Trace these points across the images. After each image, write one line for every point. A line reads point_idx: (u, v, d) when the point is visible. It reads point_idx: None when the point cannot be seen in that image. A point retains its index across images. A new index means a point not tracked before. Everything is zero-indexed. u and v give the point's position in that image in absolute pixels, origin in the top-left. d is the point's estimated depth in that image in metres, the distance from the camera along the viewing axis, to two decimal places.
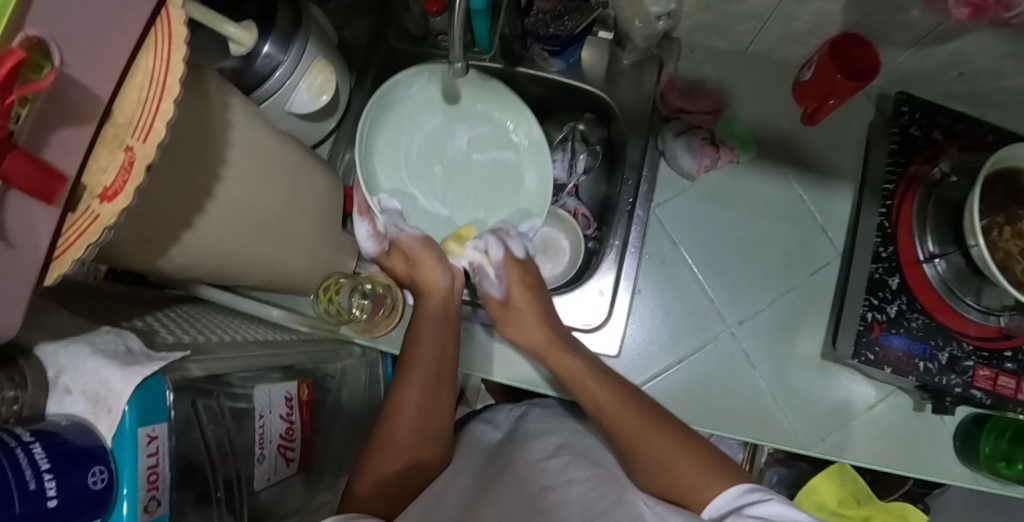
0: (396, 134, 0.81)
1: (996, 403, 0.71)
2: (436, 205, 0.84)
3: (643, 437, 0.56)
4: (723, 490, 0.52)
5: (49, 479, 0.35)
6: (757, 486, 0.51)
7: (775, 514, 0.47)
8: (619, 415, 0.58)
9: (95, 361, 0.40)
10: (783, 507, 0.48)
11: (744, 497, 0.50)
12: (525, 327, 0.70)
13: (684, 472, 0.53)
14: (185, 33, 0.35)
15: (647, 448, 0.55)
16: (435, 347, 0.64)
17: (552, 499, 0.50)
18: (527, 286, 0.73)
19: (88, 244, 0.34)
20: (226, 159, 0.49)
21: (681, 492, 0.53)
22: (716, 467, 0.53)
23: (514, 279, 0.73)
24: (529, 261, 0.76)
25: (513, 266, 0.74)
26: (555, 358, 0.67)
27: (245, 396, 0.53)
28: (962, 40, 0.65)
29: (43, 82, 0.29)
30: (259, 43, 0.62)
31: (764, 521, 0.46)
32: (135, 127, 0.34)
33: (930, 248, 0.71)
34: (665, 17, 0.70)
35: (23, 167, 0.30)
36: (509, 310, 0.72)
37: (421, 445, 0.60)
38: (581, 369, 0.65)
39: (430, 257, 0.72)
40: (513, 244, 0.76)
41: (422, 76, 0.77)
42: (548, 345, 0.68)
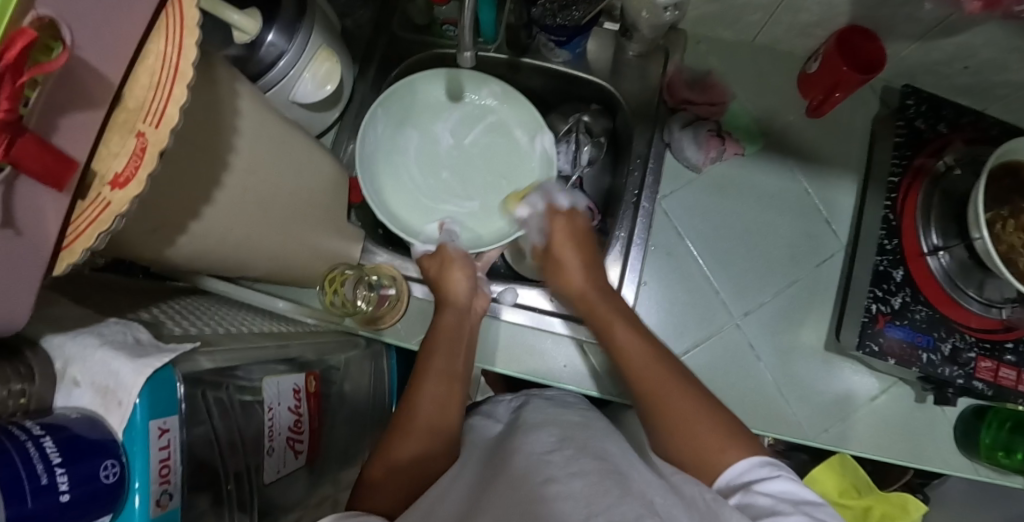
0: (395, 170, 0.85)
1: (997, 394, 0.71)
2: (463, 203, 0.86)
3: (669, 398, 0.58)
4: (742, 456, 0.54)
5: (60, 472, 0.34)
6: (769, 459, 0.53)
7: (783, 492, 0.49)
8: (655, 377, 0.60)
9: (104, 353, 0.39)
10: (791, 483, 0.50)
11: (753, 471, 0.52)
12: (570, 273, 0.73)
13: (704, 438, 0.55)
14: (197, 16, 0.34)
15: (670, 407, 0.58)
16: (447, 360, 0.67)
17: (557, 483, 0.49)
18: (572, 235, 0.75)
19: (98, 233, 0.33)
20: (234, 147, 0.48)
21: (697, 450, 0.55)
22: (735, 434, 0.55)
23: (559, 230, 0.76)
24: (574, 211, 0.78)
25: (556, 215, 0.76)
26: (596, 305, 0.70)
27: (253, 387, 0.52)
28: (967, 33, 0.66)
29: (54, 63, 0.28)
30: (263, 31, 0.61)
31: (773, 497, 0.48)
32: (147, 112, 0.34)
33: (933, 240, 0.72)
34: (671, 8, 0.69)
35: (33, 152, 0.29)
36: (549, 257, 0.76)
37: (436, 438, 0.60)
38: (609, 311, 0.68)
39: (464, 267, 0.76)
40: (560, 196, 0.79)
41: (377, 114, 0.80)
42: (591, 293, 0.71)
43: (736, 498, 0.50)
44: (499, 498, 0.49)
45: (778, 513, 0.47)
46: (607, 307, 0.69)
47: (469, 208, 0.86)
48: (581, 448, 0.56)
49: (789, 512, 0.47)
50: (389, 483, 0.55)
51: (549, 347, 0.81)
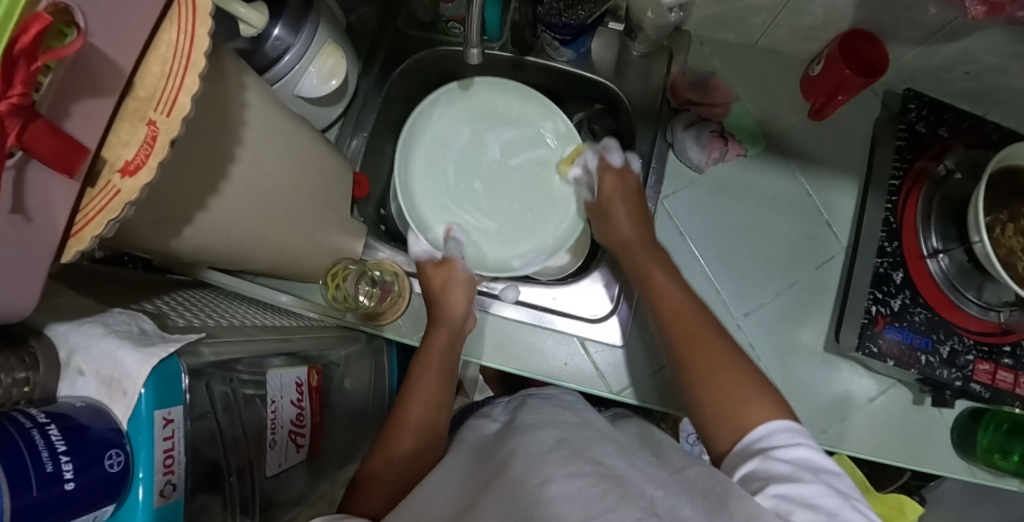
0: (428, 163, 0.87)
1: (994, 397, 0.72)
2: (481, 220, 0.86)
3: (707, 345, 0.59)
4: (766, 419, 0.52)
5: (66, 461, 0.34)
6: (787, 425, 0.51)
7: (801, 459, 0.48)
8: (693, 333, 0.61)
9: (109, 342, 0.39)
10: (809, 451, 0.48)
11: (769, 437, 0.50)
12: (619, 223, 0.76)
13: (730, 388, 0.55)
14: (210, 6, 0.35)
15: (705, 357, 0.58)
16: (435, 383, 0.69)
17: (555, 483, 0.49)
18: (621, 189, 0.78)
19: (107, 221, 0.34)
20: (241, 140, 0.48)
21: (722, 408, 0.54)
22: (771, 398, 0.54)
23: (609, 185, 0.78)
24: (628, 170, 0.80)
25: (608, 170, 0.79)
26: (641, 255, 0.73)
27: (255, 381, 0.52)
28: (970, 38, 0.66)
29: (67, 49, 0.28)
30: (269, 25, 0.61)
31: (790, 465, 0.47)
32: (158, 100, 0.34)
33: (933, 244, 0.73)
34: (676, 9, 0.70)
35: (45, 137, 0.30)
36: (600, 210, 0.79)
37: (426, 436, 0.64)
38: (650, 258, 0.72)
39: (462, 293, 0.76)
40: (612, 154, 0.81)
41: (440, 99, 0.85)
42: (636, 243, 0.74)
43: (752, 466, 0.49)
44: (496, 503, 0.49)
45: (796, 481, 0.46)
46: (650, 258, 0.72)
47: (485, 227, 0.86)
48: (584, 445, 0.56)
49: (806, 481, 0.45)
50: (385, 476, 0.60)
51: (550, 345, 0.81)
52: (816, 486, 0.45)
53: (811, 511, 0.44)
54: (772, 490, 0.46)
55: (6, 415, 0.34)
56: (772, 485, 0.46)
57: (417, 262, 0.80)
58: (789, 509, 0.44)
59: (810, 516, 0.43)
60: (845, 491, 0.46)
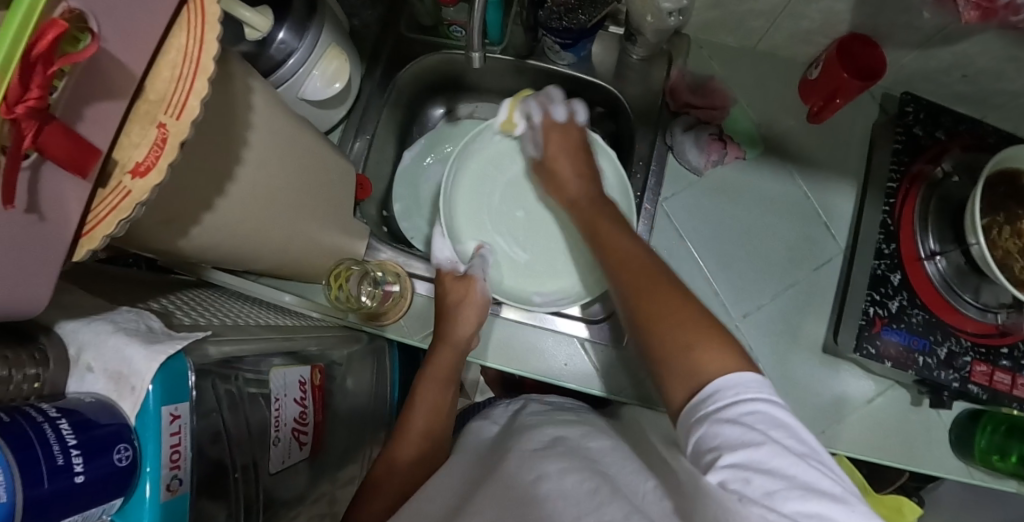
0: (476, 181, 0.88)
1: (992, 398, 0.73)
2: (515, 250, 0.86)
3: (655, 290, 0.57)
4: (725, 370, 0.48)
5: (76, 455, 0.35)
6: (738, 377, 0.47)
7: (754, 417, 0.44)
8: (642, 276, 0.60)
9: (117, 339, 0.40)
10: (763, 407, 0.44)
11: (721, 395, 0.46)
12: (564, 180, 0.77)
13: (682, 330, 0.51)
14: (218, 12, 0.36)
15: (654, 302, 0.55)
16: (438, 393, 0.71)
17: (549, 481, 0.50)
18: (566, 145, 0.79)
19: (118, 221, 0.35)
20: (246, 142, 0.48)
21: (676, 354, 0.51)
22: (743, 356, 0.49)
23: (554, 141, 0.79)
24: (572, 125, 0.80)
25: (552, 129, 0.79)
26: (590, 215, 0.72)
27: (258, 380, 0.53)
28: (966, 42, 0.67)
29: (81, 54, 0.29)
30: (274, 29, 0.62)
31: (743, 426, 0.43)
32: (168, 104, 0.35)
33: (931, 246, 0.73)
34: (676, 13, 0.72)
35: (59, 139, 0.31)
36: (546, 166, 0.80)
37: (431, 440, 0.68)
38: (597, 215, 0.71)
39: (477, 311, 0.75)
40: (556, 107, 0.81)
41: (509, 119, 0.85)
42: (582, 200, 0.74)
43: (702, 431, 0.45)
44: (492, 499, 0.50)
45: (750, 446, 0.42)
46: (601, 215, 0.71)
47: (515, 257, 0.86)
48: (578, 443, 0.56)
49: (761, 443, 0.41)
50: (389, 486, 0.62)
51: (550, 345, 0.81)
52: (771, 449, 0.41)
53: (769, 477, 0.40)
54: (726, 459, 0.41)
55: (17, 409, 0.35)
56: (726, 452, 0.42)
57: (438, 269, 0.82)
58: (745, 478, 0.40)
59: (768, 483, 0.39)
60: (802, 448, 0.42)
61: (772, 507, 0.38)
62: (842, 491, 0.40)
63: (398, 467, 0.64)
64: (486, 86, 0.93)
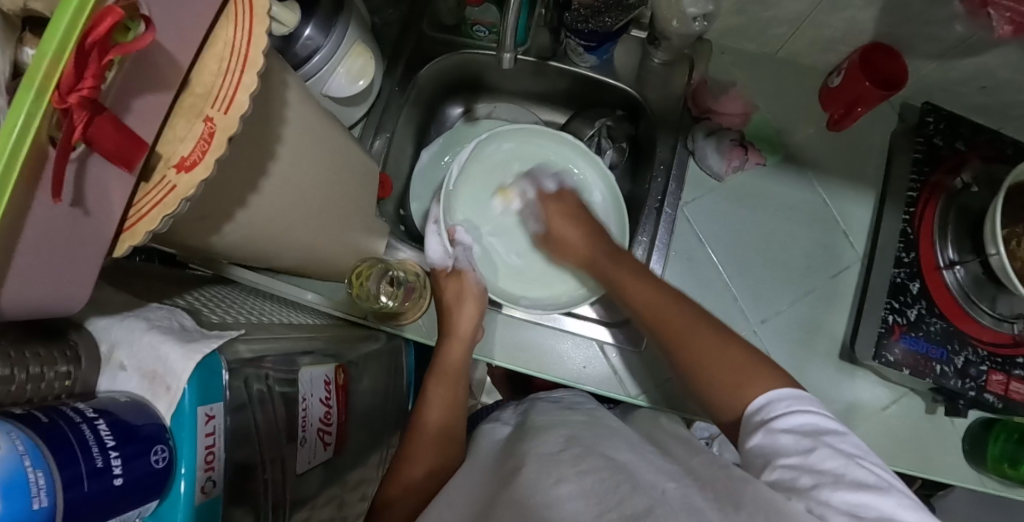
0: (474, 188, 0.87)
1: (1007, 407, 0.73)
2: (509, 255, 0.86)
3: (684, 332, 0.59)
4: (765, 389, 0.51)
5: (115, 455, 0.34)
6: (791, 393, 0.49)
7: (801, 425, 0.46)
8: (675, 320, 0.61)
9: (152, 337, 0.39)
10: (813, 417, 0.47)
11: (771, 406, 0.49)
12: (573, 242, 0.78)
13: (721, 362, 0.55)
14: (267, 5, 0.35)
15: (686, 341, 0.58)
16: (450, 392, 0.71)
17: (567, 482, 0.48)
18: (563, 211, 0.80)
19: (162, 216, 0.34)
20: (281, 138, 0.47)
21: (726, 392, 0.53)
22: (756, 366, 0.53)
23: (553, 212, 0.81)
24: (565, 192, 0.83)
25: (549, 200, 0.82)
26: (607, 265, 0.73)
27: (286, 379, 0.52)
28: (989, 54, 0.68)
29: (137, 43, 0.28)
30: (301, 25, 0.62)
31: (794, 434, 0.46)
32: (215, 98, 0.34)
33: (949, 255, 0.74)
34: (701, 18, 0.72)
35: (109, 131, 0.30)
36: (551, 239, 0.81)
37: (447, 443, 0.66)
38: (615, 268, 0.73)
39: (475, 308, 0.75)
40: (546, 180, 0.84)
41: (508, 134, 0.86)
42: (599, 257, 0.75)
43: (754, 438, 0.48)
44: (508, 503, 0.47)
45: (802, 452, 0.44)
46: (615, 268, 0.73)
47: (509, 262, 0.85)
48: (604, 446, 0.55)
49: (808, 446, 0.44)
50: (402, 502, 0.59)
51: (569, 349, 0.81)
52: (823, 453, 0.43)
53: (816, 475, 0.42)
54: (777, 462, 0.45)
55: (53, 409, 0.34)
56: (777, 456, 0.45)
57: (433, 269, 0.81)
58: (794, 477, 0.43)
59: (814, 480, 0.42)
60: (852, 451, 0.44)
61: (818, 500, 0.41)
62: (887, 484, 0.41)
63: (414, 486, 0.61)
64: (504, 87, 0.94)
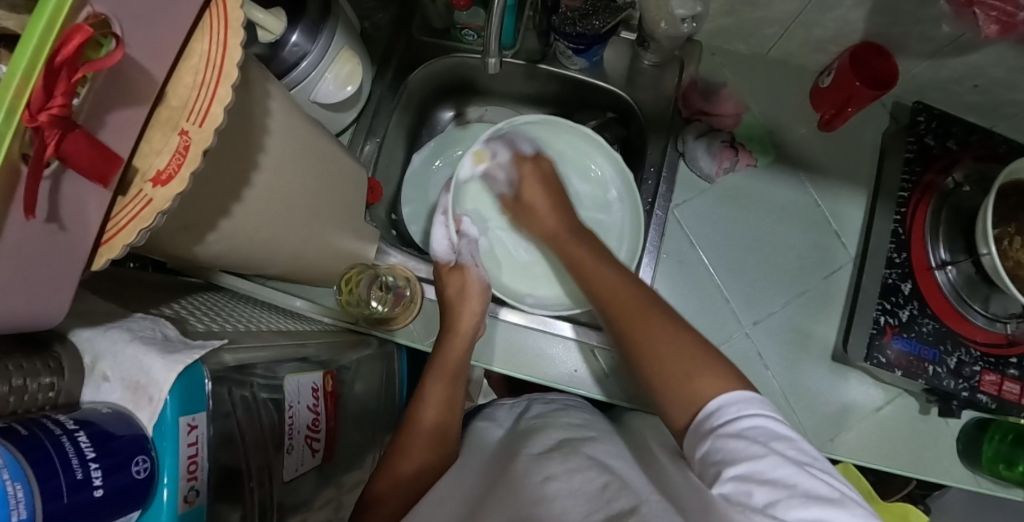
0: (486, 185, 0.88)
1: (1000, 407, 0.73)
2: (517, 249, 0.87)
3: (642, 320, 0.59)
4: (717, 393, 0.50)
5: (94, 468, 0.34)
6: (740, 396, 0.48)
7: (753, 431, 0.45)
8: (630, 310, 0.61)
9: (135, 348, 0.39)
10: (764, 421, 0.45)
11: (721, 412, 0.48)
12: (541, 214, 0.77)
13: (674, 358, 0.53)
14: (241, 17, 0.35)
15: (641, 332, 0.58)
16: (447, 387, 0.70)
17: (558, 481, 0.48)
18: (538, 177, 0.79)
19: (139, 229, 0.34)
20: (264, 147, 0.48)
21: (674, 386, 0.52)
22: (707, 362, 0.52)
23: (527, 175, 0.79)
24: (540, 156, 0.81)
25: (523, 163, 0.80)
26: (567, 243, 0.74)
27: (271, 385, 0.52)
28: (979, 53, 0.67)
29: (107, 60, 0.28)
30: (287, 32, 0.62)
31: (745, 439, 0.44)
32: (190, 110, 0.35)
33: (941, 255, 0.74)
34: (690, 19, 0.72)
35: (84, 147, 0.30)
36: (520, 206, 0.80)
37: (440, 443, 0.65)
38: (583, 251, 0.72)
39: (478, 302, 0.75)
40: (524, 142, 0.82)
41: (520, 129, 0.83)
42: (562, 233, 0.75)
43: (706, 445, 0.46)
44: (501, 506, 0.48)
45: (752, 459, 0.42)
46: (590, 253, 0.71)
47: (517, 258, 0.86)
48: (591, 449, 0.55)
49: (760, 454, 0.42)
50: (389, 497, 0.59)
51: (560, 352, 0.81)
52: (774, 460, 0.42)
53: (769, 488, 0.40)
54: (727, 473, 0.42)
55: (34, 422, 0.34)
56: (727, 466, 0.43)
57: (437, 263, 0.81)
58: (746, 491, 0.40)
59: (768, 494, 0.40)
60: (803, 458, 0.43)
61: (773, 515, 0.38)
62: (840, 495, 0.40)
63: (402, 482, 0.61)
64: (496, 90, 0.94)
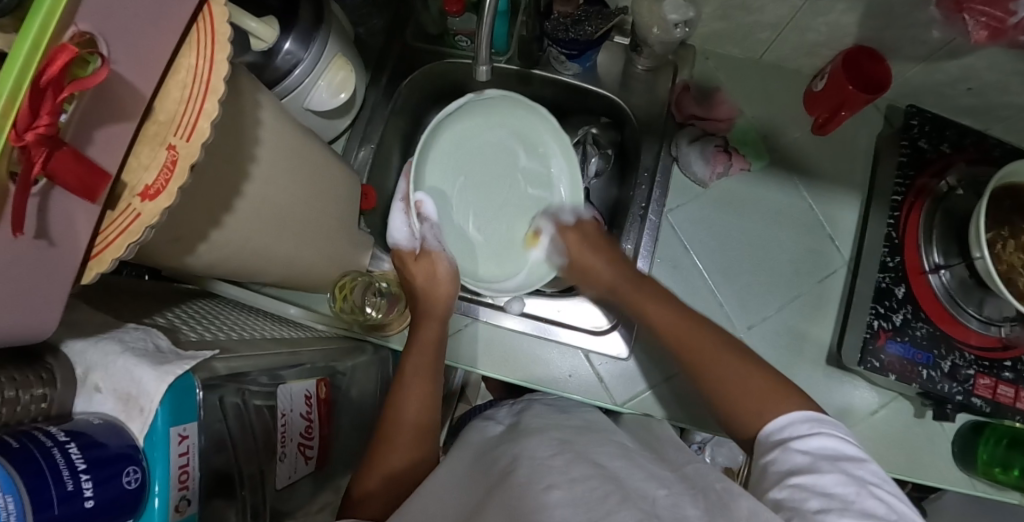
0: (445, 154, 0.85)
1: (995, 411, 0.73)
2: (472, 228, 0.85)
3: (696, 344, 0.59)
4: (783, 411, 0.51)
5: (86, 479, 0.34)
6: (813, 415, 0.49)
7: (821, 450, 0.46)
8: (683, 330, 0.61)
9: (126, 359, 0.40)
10: (832, 441, 0.46)
11: (791, 427, 0.49)
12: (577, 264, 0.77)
13: (742, 379, 0.54)
14: (229, 32, 0.36)
15: (698, 354, 0.59)
16: (427, 384, 0.68)
17: (560, 489, 0.48)
18: (583, 243, 0.78)
19: (128, 243, 0.34)
20: (255, 158, 0.48)
21: (742, 415, 0.53)
22: (782, 389, 0.53)
23: (571, 242, 0.79)
24: (583, 222, 0.81)
25: (567, 231, 0.80)
26: (627, 294, 0.70)
27: (265, 392, 0.52)
28: (972, 56, 0.67)
29: (92, 79, 0.29)
30: (280, 40, 0.62)
31: (810, 454, 0.45)
32: (177, 125, 0.35)
33: (935, 259, 0.74)
34: (682, 24, 0.72)
35: (70, 164, 0.30)
36: (575, 270, 0.78)
37: (427, 436, 0.64)
38: (638, 293, 0.69)
39: (449, 287, 0.76)
40: (563, 214, 0.83)
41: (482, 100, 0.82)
42: (618, 284, 0.73)
43: (773, 455, 0.48)
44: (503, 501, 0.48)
45: (813, 472, 0.44)
46: (639, 292, 0.69)
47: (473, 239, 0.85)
48: (584, 456, 0.55)
49: (822, 469, 0.43)
50: (382, 490, 0.58)
51: (554, 357, 0.82)
52: (833, 476, 0.43)
53: (825, 499, 0.42)
54: (788, 480, 0.44)
55: (26, 434, 0.34)
56: (788, 475, 0.45)
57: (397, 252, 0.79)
58: (802, 497, 0.42)
59: (822, 503, 0.41)
60: (866, 480, 0.43)
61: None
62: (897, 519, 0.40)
63: (395, 477, 0.60)
64: None
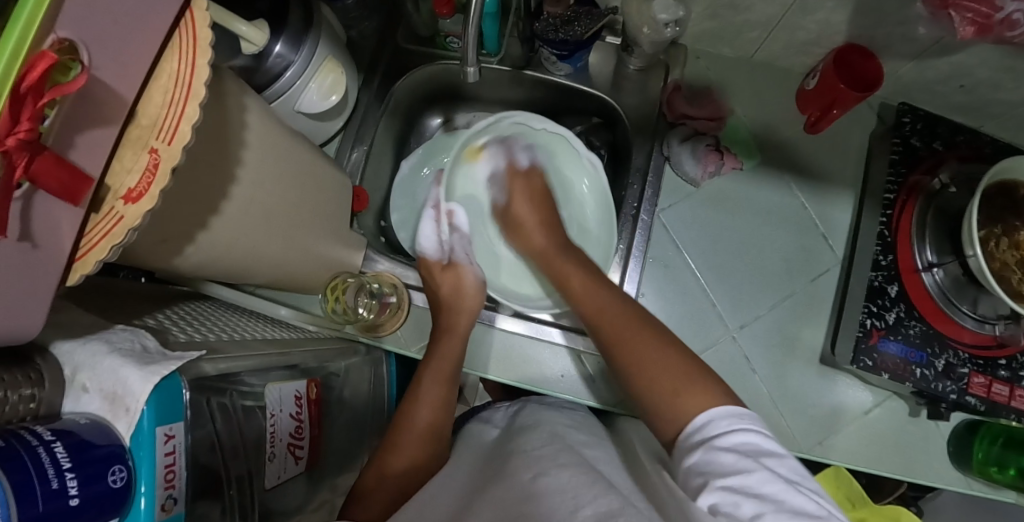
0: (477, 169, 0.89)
1: (990, 410, 0.72)
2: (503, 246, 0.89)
3: (633, 341, 0.59)
4: (704, 407, 0.49)
5: (71, 477, 0.35)
6: (733, 411, 0.48)
7: (742, 446, 0.44)
8: (622, 322, 0.62)
9: (112, 360, 0.40)
10: (753, 437, 0.45)
11: (711, 424, 0.47)
12: (529, 227, 0.80)
13: (667, 375, 0.53)
14: (209, 37, 0.36)
15: (632, 352, 0.58)
16: (443, 391, 0.69)
17: (544, 483, 0.48)
18: (525, 192, 0.82)
19: (111, 246, 0.35)
20: (242, 161, 0.49)
21: (663, 404, 0.52)
22: (700, 378, 0.52)
23: (519, 189, 0.82)
24: (535, 171, 0.85)
25: (517, 177, 0.83)
26: (562, 269, 0.73)
27: (252, 393, 0.53)
28: (963, 53, 0.67)
29: (72, 85, 0.29)
30: (270, 43, 0.63)
31: (734, 453, 0.44)
32: (159, 129, 0.35)
33: (929, 257, 0.73)
34: (672, 24, 0.72)
35: (52, 168, 0.31)
36: (511, 217, 0.82)
37: (431, 439, 0.65)
38: (575, 270, 0.72)
39: (473, 300, 0.77)
40: (518, 155, 0.85)
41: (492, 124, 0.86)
42: (549, 250, 0.77)
43: (694, 457, 0.46)
44: (492, 503, 0.48)
45: (741, 473, 0.42)
46: (574, 269, 0.72)
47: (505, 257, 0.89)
48: (572, 454, 0.56)
49: (749, 469, 0.42)
50: (379, 490, 0.60)
51: (546, 356, 0.81)
52: (761, 476, 0.41)
53: (757, 500, 0.40)
54: (715, 483, 0.42)
55: (13, 434, 0.35)
56: (715, 477, 0.43)
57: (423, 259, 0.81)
58: (734, 502, 0.40)
59: (755, 507, 0.40)
60: (790, 476, 0.42)
61: None
62: (826, 513, 0.40)
63: (387, 480, 0.61)
64: (485, 96, 0.94)
